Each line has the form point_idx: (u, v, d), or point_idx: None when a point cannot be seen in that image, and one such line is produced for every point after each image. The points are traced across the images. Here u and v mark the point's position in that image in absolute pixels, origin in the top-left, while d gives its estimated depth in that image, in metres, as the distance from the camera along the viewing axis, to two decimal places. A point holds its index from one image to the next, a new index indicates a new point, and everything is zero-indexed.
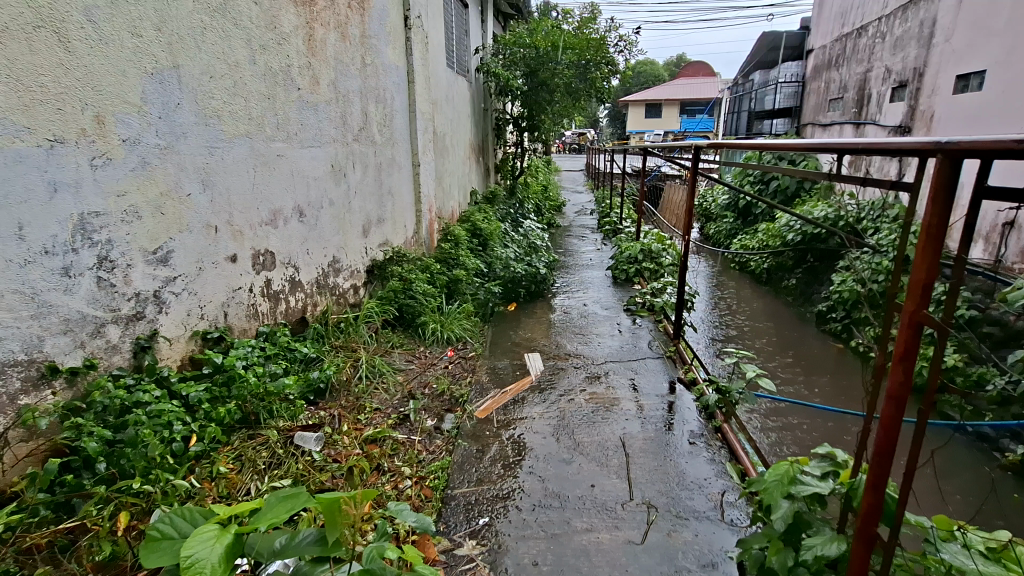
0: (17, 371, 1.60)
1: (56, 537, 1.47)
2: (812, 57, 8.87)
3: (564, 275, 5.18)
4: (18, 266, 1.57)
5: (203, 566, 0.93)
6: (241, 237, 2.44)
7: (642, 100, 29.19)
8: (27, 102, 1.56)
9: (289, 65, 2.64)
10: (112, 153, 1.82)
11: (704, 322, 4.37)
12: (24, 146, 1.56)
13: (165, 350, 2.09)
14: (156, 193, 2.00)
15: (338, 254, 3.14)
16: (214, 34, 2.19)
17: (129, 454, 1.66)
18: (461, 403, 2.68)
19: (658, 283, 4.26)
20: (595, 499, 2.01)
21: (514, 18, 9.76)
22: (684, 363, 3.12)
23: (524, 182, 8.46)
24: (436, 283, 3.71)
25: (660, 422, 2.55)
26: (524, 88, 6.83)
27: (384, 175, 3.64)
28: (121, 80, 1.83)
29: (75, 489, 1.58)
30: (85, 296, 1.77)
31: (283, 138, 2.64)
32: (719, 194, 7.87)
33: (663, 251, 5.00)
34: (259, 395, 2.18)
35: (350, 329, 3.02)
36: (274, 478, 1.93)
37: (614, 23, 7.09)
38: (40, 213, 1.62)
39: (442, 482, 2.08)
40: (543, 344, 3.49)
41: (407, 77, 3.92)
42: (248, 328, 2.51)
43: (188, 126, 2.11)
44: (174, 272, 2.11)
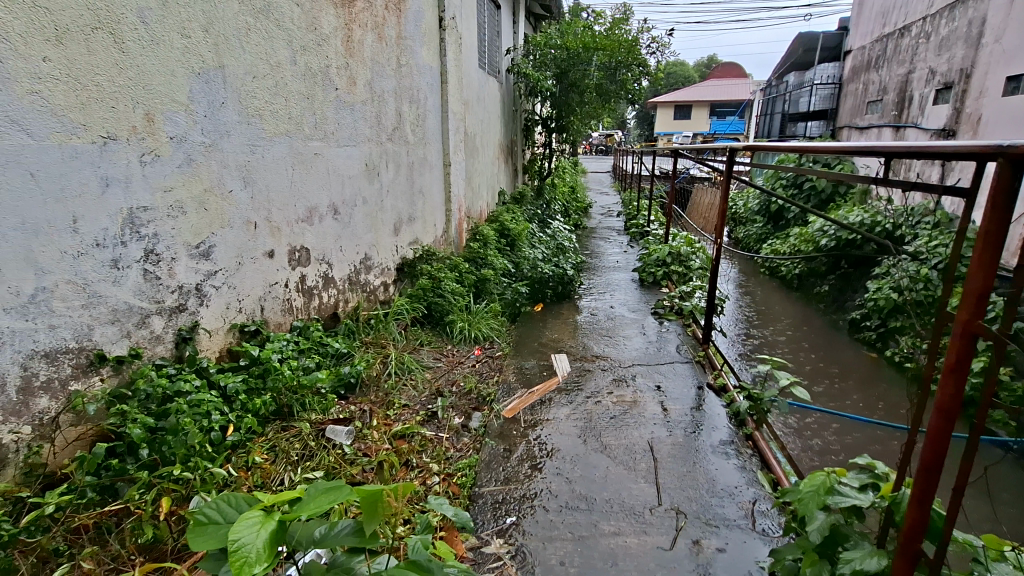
0: (68, 358, 1.67)
1: (102, 519, 1.55)
2: (850, 57, 8.64)
3: (590, 277, 5.16)
4: (72, 257, 1.64)
5: (248, 552, 0.95)
6: (279, 234, 2.50)
7: (671, 100, 28.82)
8: (83, 100, 1.63)
9: (328, 65, 2.70)
10: (160, 150, 1.88)
11: (733, 327, 4.29)
12: (80, 142, 1.63)
13: (205, 342, 2.16)
14: (200, 189, 2.06)
15: (369, 252, 3.18)
16: (257, 35, 2.25)
17: (169, 441, 1.70)
18: (489, 403, 2.69)
19: (687, 287, 4.20)
20: (622, 503, 1.99)
21: (546, 18, 9.75)
22: (713, 368, 3.08)
23: (551, 183, 8.46)
24: (465, 282, 3.73)
25: (689, 427, 2.52)
26: (555, 89, 6.83)
27: (416, 175, 3.68)
28: (170, 80, 1.89)
29: (119, 473, 1.64)
30: (132, 288, 1.84)
31: (320, 137, 2.69)
32: (750, 197, 7.71)
33: (693, 255, 4.97)
34: (293, 388, 2.23)
35: (380, 326, 3.07)
36: (307, 470, 1.97)
37: (647, 24, 7.02)
38: (93, 207, 1.69)
39: (470, 479, 2.09)
40: (570, 345, 3.48)
41: (441, 77, 3.96)
42: (283, 322, 2.58)
43: (231, 125, 2.17)
44: (215, 266, 2.17)
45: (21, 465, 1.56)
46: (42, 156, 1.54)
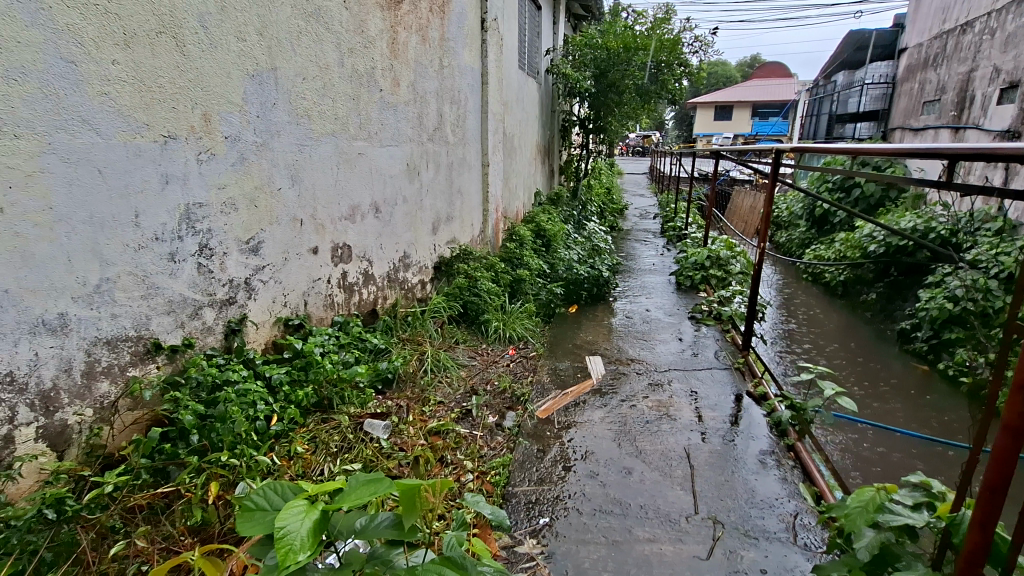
0: (128, 345, 1.77)
1: (154, 499, 1.62)
2: (905, 56, 8.28)
3: (626, 279, 5.10)
4: (133, 250, 1.74)
5: (293, 539, 0.98)
6: (323, 231, 2.57)
7: (712, 100, 28.18)
8: (148, 101, 1.72)
9: (373, 67, 2.75)
10: (216, 148, 1.97)
11: (773, 335, 4.17)
12: (143, 141, 1.72)
13: (252, 334, 2.24)
14: (251, 187, 2.14)
15: (408, 250, 3.24)
16: (308, 38, 2.32)
17: (218, 428, 1.79)
18: (523, 403, 2.69)
19: (726, 292, 4.10)
20: (658, 510, 1.96)
21: (586, 18, 9.69)
22: (753, 376, 2.99)
23: (588, 183, 8.39)
24: (500, 282, 3.75)
25: (726, 434, 2.47)
26: (593, 90, 6.79)
27: (455, 175, 3.72)
28: (227, 81, 1.98)
29: (172, 457, 1.72)
30: (187, 280, 1.93)
31: (364, 137, 2.75)
32: (792, 201, 7.47)
33: (733, 259, 4.84)
34: (333, 381, 2.28)
35: (417, 323, 3.12)
36: (345, 462, 2.00)
37: (690, 23, 6.90)
38: (153, 202, 1.78)
39: (503, 478, 2.10)
40: (605, 348, 3.45)
41: (482, 78, 3.99)
42: (324, 317, 2.65)
43: (281, 126, 2.24)
44: (263, 261, 2.25)
45: (84, 445, 1.67)
46: (109, 155, 1.63)
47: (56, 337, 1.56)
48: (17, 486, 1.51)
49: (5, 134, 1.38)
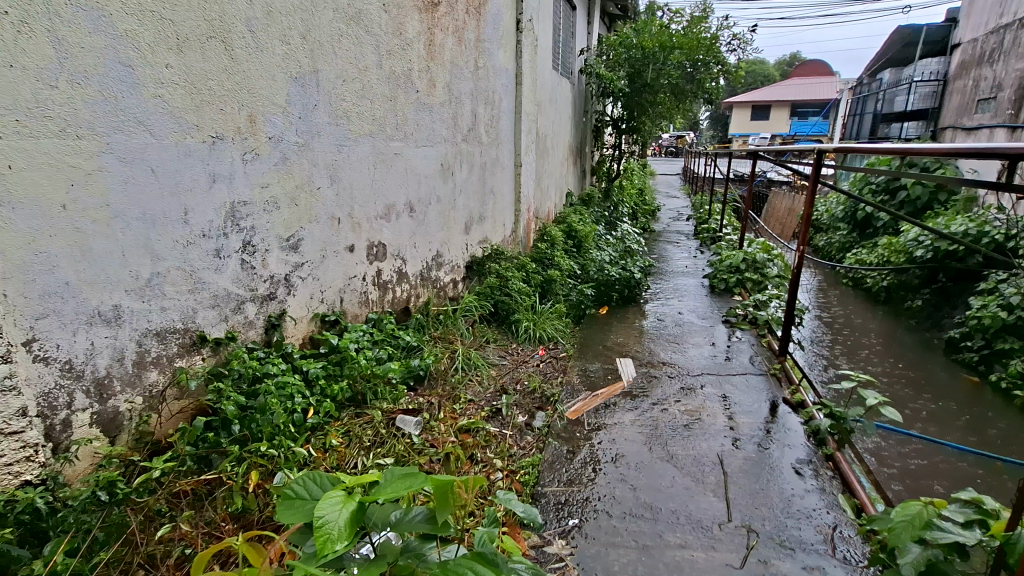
0: (176, 337, 1.85)
1: (197, 486, 1.69)
2: (958, 52, 7.92)
3: (657, 281, 5.03)
4: (182, 246, 1.81)
5: (332, 529, 1.00)
6: (360, 229, 2.62)
7: (748, 100, 27.52)
8: (198, 103, 1.79)
9: (410, 69, 2.80)
10: (260, 148, 2.04)
11: (811, 341, 4.04)
12: (193, 141, 1.79)
13: (291, 329, 2.31)
14: (293, 186, 2.20)
15: (441, 249, 3.28)
16: (348, 41, 2.38)
17: (258, 419, 1.85)
18: (553, 403, 2.69)
19: (762, 296, 4.00)
20: (689, 516, 1.93)
21: (621, 19, 9.63)
22: (790, 383, 2.90)
23: (620, 184, 8.31)
24: (531, 282, 3.76)
25: (761, 441, 2.41)
26: (627, 90, 6.72)
27: (488, 175, 3.74)
28: (271, 84, 2.05)
29: (214, 446, 1.80)
30: (231, 276, 2.01)
31: (400, 137, 2.80)
32: (832, 202, 7.23)
33: (770, 262, 4.71)
34: (367, 376, 2.32)
35: (449, 321, 3.15)
36: (378, 456, 2.03)
37: (728, 21, 6.76)
38: (202, 200, 1.85)
39: (533, 478, 2.10)
40: (636, 350, 3.41)
41: (516, 78, 4.00)
42: (359, 314, 2.71)
43: (321, 127, 2.30)
44: (302, 258, 2.31)
45: (133, 432, 1.75)
46: (162, 154, 1.71)
47: (110, 328, 1.64)
48: (73, 468, 1.60)
49: (69, 135, 1.47)
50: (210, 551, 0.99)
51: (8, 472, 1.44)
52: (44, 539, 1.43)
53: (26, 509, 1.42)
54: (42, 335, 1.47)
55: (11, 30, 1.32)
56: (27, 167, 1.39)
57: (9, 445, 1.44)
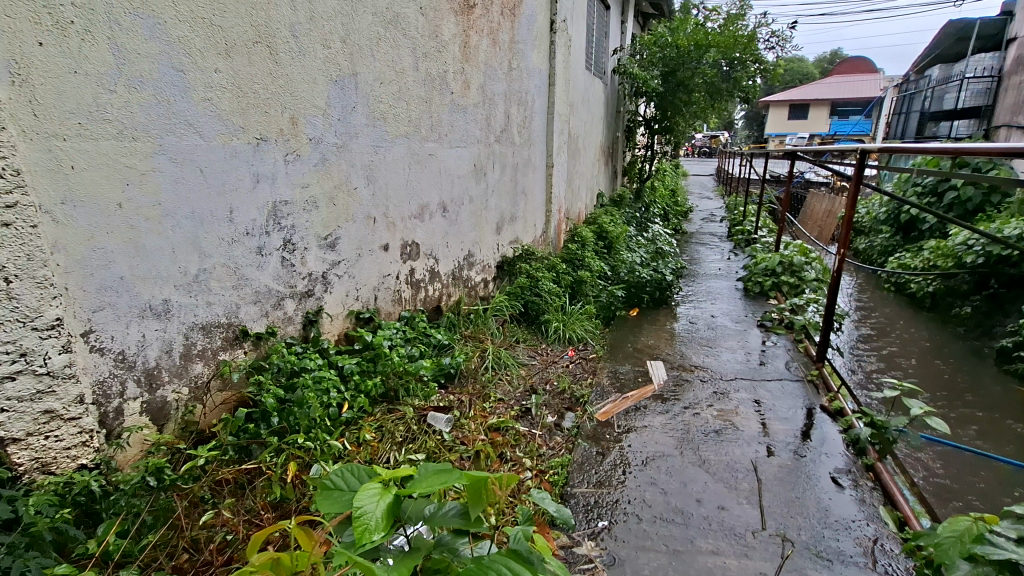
0: (220, 331, 1.93)
1: (238, 475, 1.76)
2: (1015, 46, 7.55)
3: (688, 283, 4.95)
4: (227, 244, 1.89)
5: (369, 519, 1.03)
6: (394, 229, 2.67)
7: (786, 99, 26.79)
8: (244, 105, 1.86)
9: (445, 71, 2.83)
10: (301, 149, 2.10)
11: (851, 347, 3.91)
12: (239, 143, 1.87)
13: (327, 325, 2.37)
14: (331, 186, 2.26)
15: (472, 249, 3.32)
16: (386, 44, 2.43)
17: (296, 412, 1.91)
18: (582, 404, 2.68)
19: (799, 300, 3.89)
20: (721, 522, 1.89)
21: (655, 18, 9.54)
22: (828, 390, 2.82)
23: (652, 185, 8.21)
24: (561, 283, 3.76)
25: (796, 449, 2.34)
26: (661, 89, 6.64)
27: (520, 176, 3.76)
28: (313, 87, 2.11)
29: (254, 437, 1.86)
30: (272, 273, 2.08)
31: (435, 138, 2.84)
32: (874, 204, 6.97)
33: (807, 265, 4.57)
34: (399, 373, 2.36)
35: (479, 320, 3.18)
36: (410, 451, 2.06)
37: (766, 18, 6.61)
38: (246, 199, 1.92)
39: (562, 478, 2.11)
40: (667, 353, 3.37)
41: (549, 79, 4.00)
42: (392, 312, 2.76)
43: (359, 128, 2.36)
44: (339, 256, 2.37)
45: (180, 421, 1.83)
46: (210, 155, 1.78)
47: (160, 321, 1.73)
48: (125, 453, 1.68)
49: (125, 137, 1.55)
50: (267, 531, 0.94)
51: (67, 455, 1.53)
52: (97, 520, 1.51)
53: (82, 491, 1.50)
54: (98, 327, 1.55)
55: (74, 38, 1.40)
56: (87, 167, 1.47)
57: (68, 430, 1.52)
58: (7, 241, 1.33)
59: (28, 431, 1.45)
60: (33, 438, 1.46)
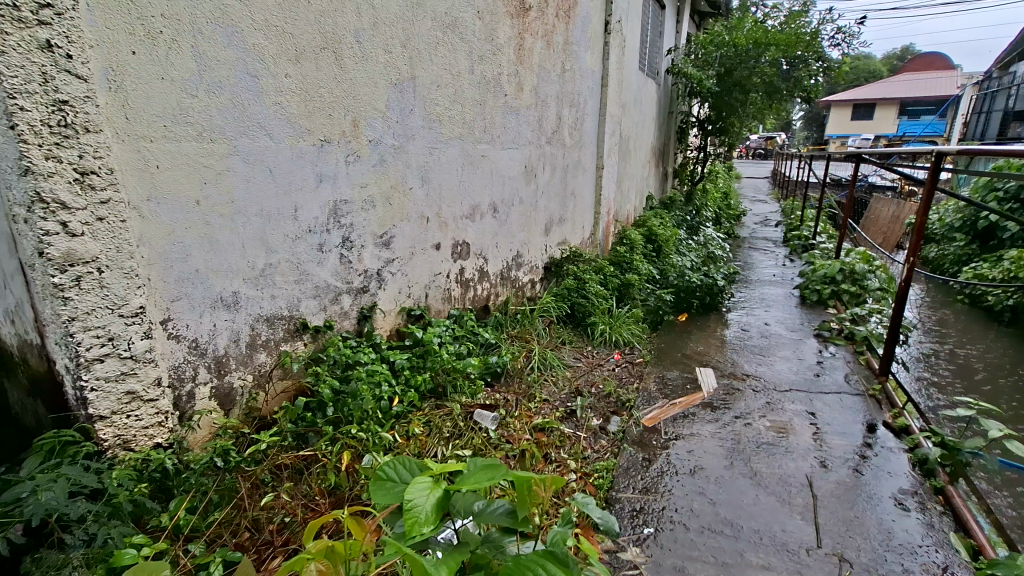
0: (282, 322, 2.03)
1: (296, 461, 1.84)
2: None
3: (741, 289, 4.80)
4: (291, 240, 1.98)
5: (420, 513, 1.05)
6: (446, 228, 2.73)
7: (849, 99, 25.52)
8: (310, 109, 1.95)
9: (500, 73, 2.87)
10: (361, 151, 2.18)
11: (918, 361, 3.68)
12: (305, 144, 1.96)
13: (381, 321, 2.46)
14: (388, 186, 2.34)
15: (521, 250, 3.35)
16: (444, 48, 2.49)
17: (350, 403, 1.98)
18: (628, 409, 2.65)
19: (861, 310, 3.70)
20: (774, 537, 1.83)
21: (712, 17, 9.32)
22: (892, 406, 2.67)
23: (703, 187, 8.02)
24: (609, 285, 3.73)
25: (855, 465, 2.23)
26: (716, 90, 6.47)
27: (569, 177, 3.75)
28: (374, 90, 2.18)
29: (311, 425, 1.95)
30: (331, 269, 2.16)
31: (488, 140, 2.88)
32: (948, 210, 6.53)
33: (871, 274, 4.33)
34: (448, 370, 2.41)
35: (526, 320, 3.20)
36: (457, 447, 2.10)
37: (832, 14, 6.32)
38: (309, 199, 2.01)
39: (607, 482, 2.09)
40: (717, 360, 3.28)
41: (602, 80, 3.98)
42: (442, 310, 2.82)
43: (416, 130, 2.43)
44: (393, 254, 2.45)
45: (244, 407, 1.94)
46: (278, 156, 1.88)
47: (229, 311, 1.83)
48: (195, 435, 1.80)
49: (204, 139, 1.66)
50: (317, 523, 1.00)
51: (145, 433, 1.65)
52: (169, 495, 1.62)
53: (157, 468, 1.61)
54: (175, 316, 1.67)
55: (163, 47, 1.52)
56: (170, 167, 1.59)
57: (147, 410, 1.64)
58: (100, 233, 1.45)
59: (113, 410, 1.57)
60: (117, 417, 1.57)
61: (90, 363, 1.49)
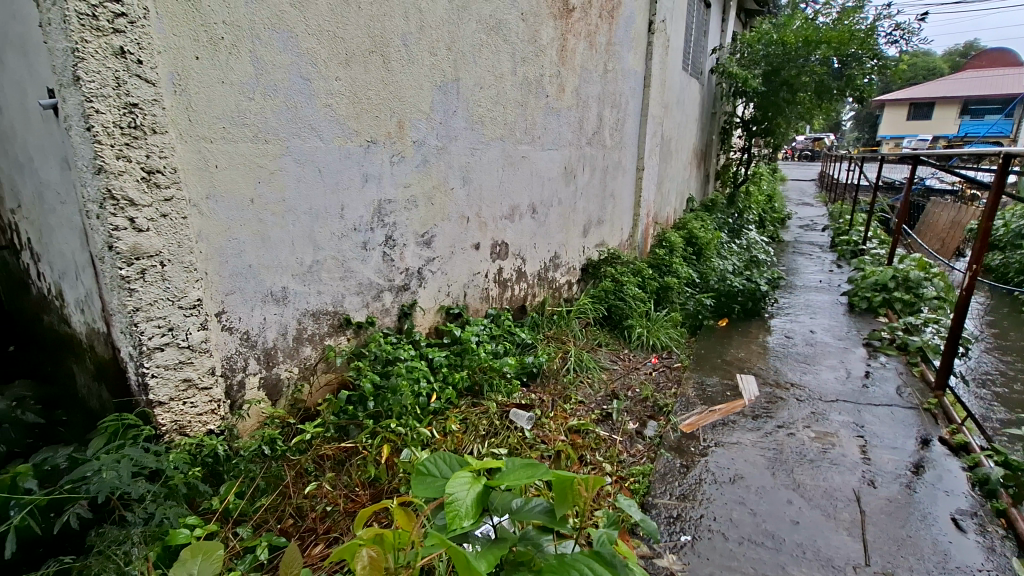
0: (327, 318, 2.10)
1: (338, 452, 1.89)
2: None
3: (784, 295, 4.65)
4: (337, 237, 2.04)
5: (460, 506, 1.07)
6: (485, 228, 2.76)
7: (904, 98, 24.33)
8: (358, 111, 2.01)
9: (542, 75, 2.88)
10: (406, 152, 2.23)
11: (977, 375, 3.47)
12: (353, 145, 2.02)
13: (420, 318, 2.51)
14: (430, 186, 2.38)
15: (558, 251, 3.34)
16: (488, 49, 2.51)
17: (390, 398, 2.03)
18: (665, 414, 2.61)
19: (915, 319, 3.52)
20: (818, 552, 1.76)
21: (759, 14, 9.06)
22: (949, 422, 2.53)
23: (746, 190, 7.80)
24: (647, 288, 3.69)
25: (907, 482, 2.13)
26: (762, 90, 6.29)
27: (609, 178, 3.73)
28: (419, 93, 2.23)
29: (353, 418, 2.01)
30: (374, 267, 2.22)
31: (528, 141, 2.89)
32: (1014, 216, 6.14)
33: (927, 282, 4.12)
34: (484, 369, 2.43)
35: (562, 321, 3.20)
36: (493, 445, 2.11)
37: (889, 10, 6.04)
38: (355, 197, 2.07)
39: (643, 487, 2.07)
40: (759, 367, 3.19)
41: (644, 81, 3.94)
42: (479, 309, 2.85)
43: (459, 131, 2.46)
44: (434, 253, 2.49)
45: (290, 398, 2.02)
46: (328, 156, 1.94)
47: (278, 306, 1.91)
48: (245, 423, 1.88)
49: (260, 140, 1.73)
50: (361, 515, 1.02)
51: (199, 420, 1.73)
52: (220, 479, 1.69)
53: (210, 453, 1.69)
54: (228, 308, 1.75)
55: (224, 52, 1.59)
56: (228, 167, 1.67)
57: (201, 398, 1.72)
58: (164, 229, 1.53)
59: (171, 396, 1.65)
60: (174, 403, 1.65)
61: (151, 352, 1.58)
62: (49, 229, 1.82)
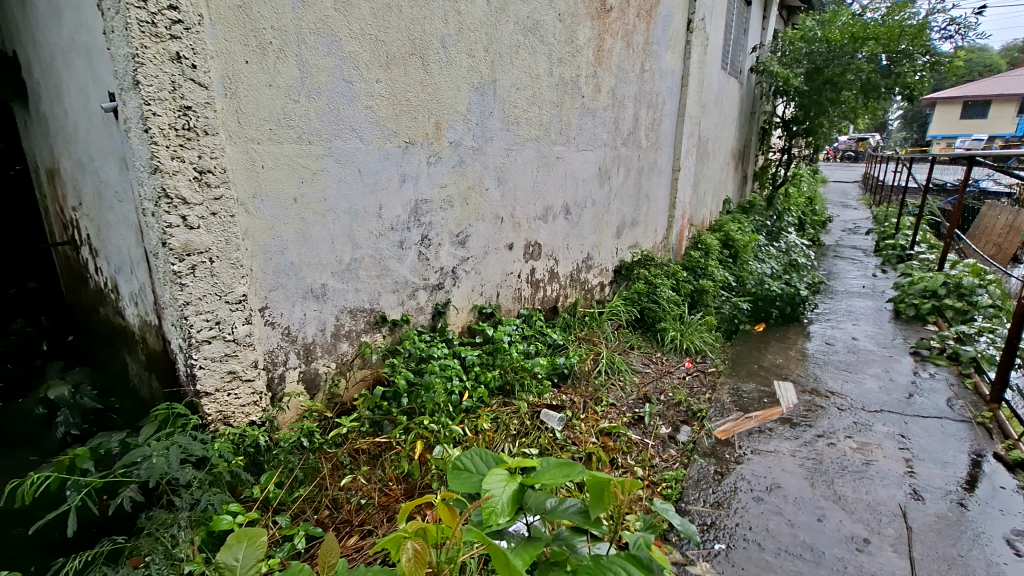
0: (363, 315, 2.14)
1: (372, 446, 1.93)
2: None
3: (825, 300, 4.50)
4: (375, 237, 2.09)
5: (496, 503, 1.08)
6: (519, 229, 2.77)
7: (957, 96, 23.20)
8: (397, 112, 2.05)
9: (578, 75, 2.87)
10: (442, 152, 2.26)
11: None
12: (391, 146, 2.06)
13: (454, 317, 2.54)
14: (465, 186, 2.40)
15: (591, 252, 3.33)
16: (525, 51, 2.52)
17: (423, 395, 2.06)
18: (699, 419, 2.57)
19: (968, 328, 3.36)
20: (860, 567, 1.70)
21: (802, 11, 8.79)
22: (1005, 437, 2.40)
23: (785, 192, 7.59)
24: (681, 291, 3.63)
25: (958, 499, 2.03)
26: (804, 88, 6.11)
27: (644, 179, 3.68)
28: (457, 94, 2.26)
29: (387, 414, 2.05)
30: (409, 266, 2.26)
31: (563, 142, 2.89)
32: None
33: (981, 289, 3.92)
34: (516, 368, 2.44)
35: (594, 323, 3.18)
36: (523, 444, 2.12)
37: (943, 4, 5.77)
38: (393, 197, 2.11)
39: (676, 492, 2.04)
40: (798, 374, 3.10)
41: (682, 80, 3.88)
42: (512, 309, 2.87)
43: (494, 132, 2.48)
44: (468, 253, 2.52)
45: (327, 392, 2.08)
46: (368, 157, 1.99)
47: (318, 302, 1.96)
48: (285, 415, 1.94)
49: (303, 140, 1.79)
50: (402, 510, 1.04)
51: (242, 411, 1.79)
52: (261, 469, 1.75)
53: (252, 444, 1.74)
54: (271, 304, 1.81)
55: (272, 56, 1.65)
56: (273, 167, 1.72)
57: (244, 390, 1.78)
58: (213, 227, 1.59)
59: (217, 387, 1.71)
60: (219, 394, 1.72)
61: (199, 344, 1.64)
62: (106, 226, 1.92)
